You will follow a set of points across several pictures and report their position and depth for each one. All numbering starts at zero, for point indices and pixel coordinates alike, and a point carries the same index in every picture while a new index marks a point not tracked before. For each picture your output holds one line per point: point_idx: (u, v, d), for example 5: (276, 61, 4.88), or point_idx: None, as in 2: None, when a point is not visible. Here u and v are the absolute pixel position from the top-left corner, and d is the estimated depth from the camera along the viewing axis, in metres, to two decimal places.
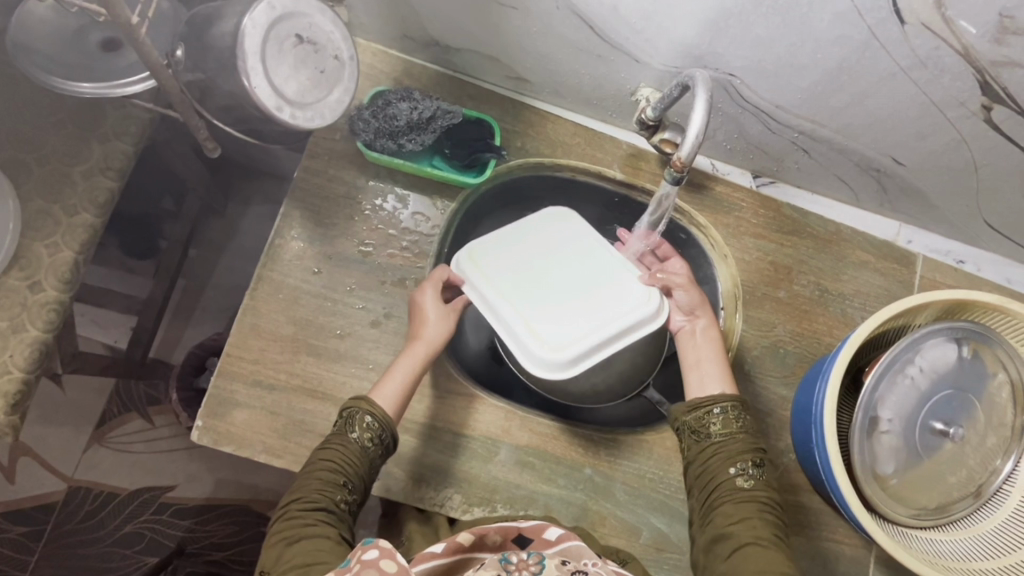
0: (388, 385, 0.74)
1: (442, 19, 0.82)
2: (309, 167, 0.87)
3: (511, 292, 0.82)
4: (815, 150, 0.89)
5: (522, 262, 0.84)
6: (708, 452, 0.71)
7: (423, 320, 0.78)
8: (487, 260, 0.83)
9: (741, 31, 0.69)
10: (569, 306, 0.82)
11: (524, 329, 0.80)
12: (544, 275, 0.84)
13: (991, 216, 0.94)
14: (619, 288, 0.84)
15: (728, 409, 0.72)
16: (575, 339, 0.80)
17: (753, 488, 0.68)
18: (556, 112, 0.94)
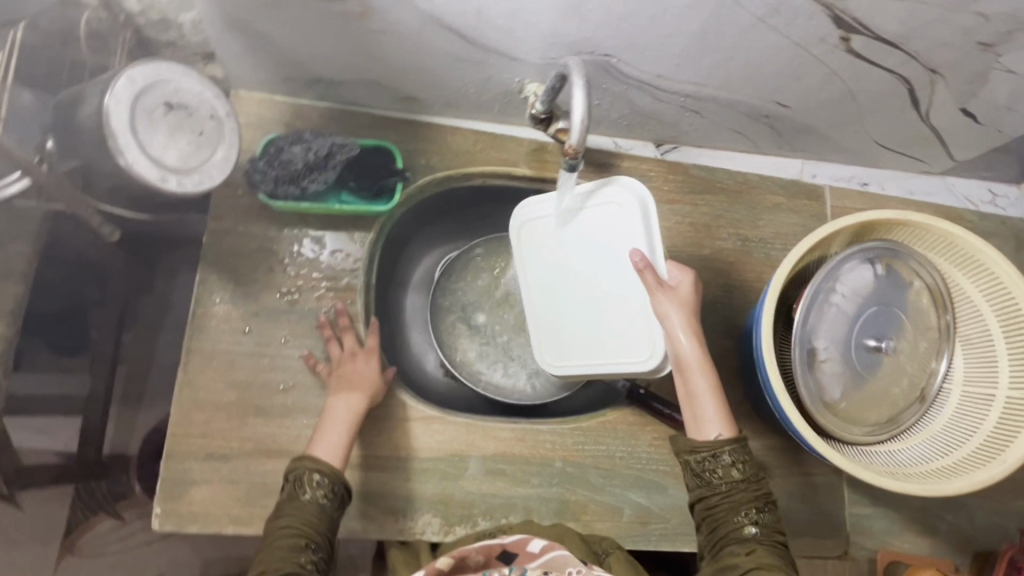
0: (325, 438, 0.74)
1: (316, 56, 0.82)
2: (216, 229, 0.85)
3: (542, 276, 0.88)
4: (705, 110, 0.92)
5: (569, 248, 0.86)
6: (713, 497, 0.70)
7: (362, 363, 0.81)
8: (538, 228, 0.87)
9: (603, 12, 0.71)
10: (588, 318, 0.85)
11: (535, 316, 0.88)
12: (579, 272, 0.85)
13: (880, 137, 0.99)
14: (635, 327, 0.82)
15: (731, 454, 0.69)
16: (568, 348, 0.86)
17: (761, 534, 0.68)
18: (453, 123, 0.95)
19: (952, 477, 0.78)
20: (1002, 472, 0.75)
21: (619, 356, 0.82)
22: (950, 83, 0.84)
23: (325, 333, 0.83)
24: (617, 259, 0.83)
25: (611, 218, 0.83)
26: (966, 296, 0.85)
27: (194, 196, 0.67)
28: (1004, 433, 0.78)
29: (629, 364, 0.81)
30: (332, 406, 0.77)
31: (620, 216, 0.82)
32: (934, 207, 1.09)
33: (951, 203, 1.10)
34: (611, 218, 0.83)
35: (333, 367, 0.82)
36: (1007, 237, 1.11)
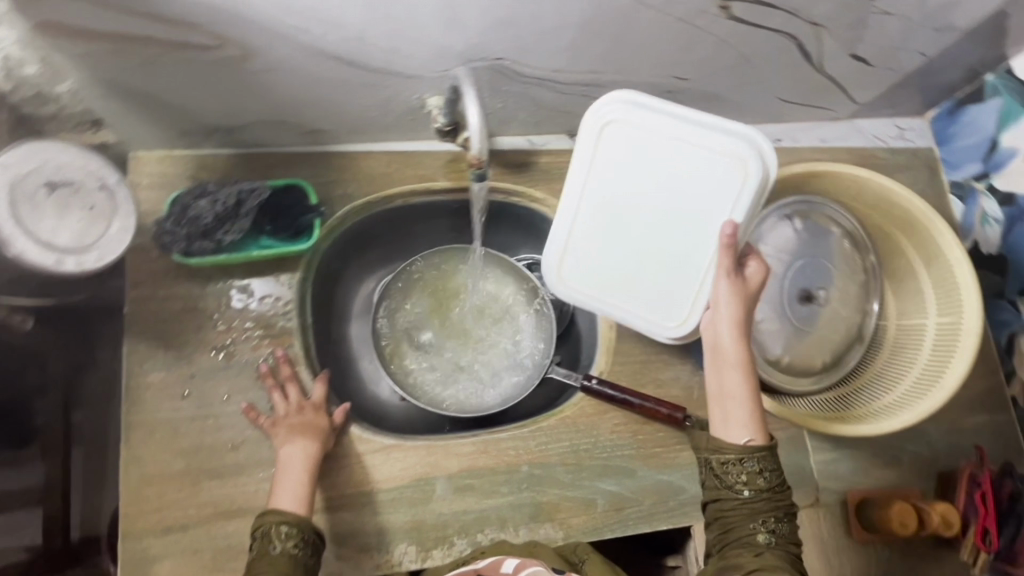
0: (287, 489, 0.72)
1: (207, 105, 0.80)
2: (137, 297, 0.83)
3: (602, 193, 0.79)
4: (609, 95, 0.93)
5: (649, 182, 0.78)
6: (729, 500, 0.65)
7: (314, 413, 0.80)
8: (619, 140, 0.77)
9: (483, 18, 0.71)
10: (637, 255, 0.80)
11: (575, 229, 0.81)
12: (648, 212, 0.79)
13: (782, 93, 1.01)
14: (677, 289, 0.80)
15: (757, 462, 0.65)
16: (594, 277, 0.82)
17: (776, 544, 0.63)
18: (362, 148, 0.93)
19: (897, 411, 0.80)
20: (941, 397, 0.77)
21: (641, 307, 0.81)
22: (834, 32, 0.87)
23: (268, 382, 0.82)
24: (699, 207, 0.77)
25: (717, 175, 0.75)
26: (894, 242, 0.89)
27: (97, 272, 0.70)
28: (939, 363, 0.81)
29: (653, 325, 0.81)
30: (287, 457, 0.75)
31: (726, 181, 0.75)
32: (848, 151, 1.12)
33: (862, 144, 1.13)
34: (716, 177, 0.75)
35: (276, 420, 0.79)
36: (920, 168, 1.14)
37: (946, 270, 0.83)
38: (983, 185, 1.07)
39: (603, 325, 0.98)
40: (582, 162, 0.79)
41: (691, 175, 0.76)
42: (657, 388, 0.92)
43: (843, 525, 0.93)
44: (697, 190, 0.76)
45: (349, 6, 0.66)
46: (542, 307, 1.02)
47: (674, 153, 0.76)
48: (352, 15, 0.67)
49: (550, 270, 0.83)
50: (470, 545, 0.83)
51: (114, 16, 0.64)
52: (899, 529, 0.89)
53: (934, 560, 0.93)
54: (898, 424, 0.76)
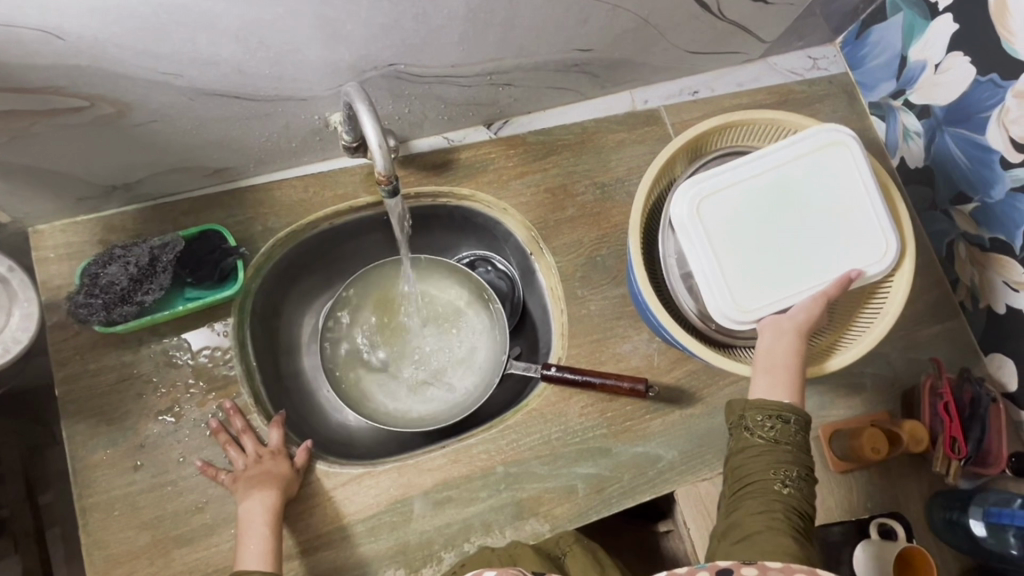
0: (250, 550, 0.71)
1: (97, 165, 0.76)
2: (66, 377, 0.80)
3: (781, 173, 0.80)
4: (514, 80, 0.90)
5: (819, 200, 0.79)
6: (753, 452, 0.67)
7: (274, 459, 0.79)
8: (828, 163, 0.80)
9: (364, 28, 0.69)
10: (766, 237, 0.78)
11: (743, 182, 0.80)
12: (796, 217, 0.79)
13: (690, 46, 0.99)
14: (771, 287, 0.76)
15: (791, 417, 0.67)
16: (716, 224, 0.78)
17: (790, 495, 0.64)
18: (274, 178, 0.90)
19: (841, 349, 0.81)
20: (881, 331, 0.78)
21: (732, 276, 0.77)
22: None
23: (221, 438, 0.79)
24: (842, 243, 0.78)
25: (870, 236, 0.78)
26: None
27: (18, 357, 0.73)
28: (876, 296, 0.82)
29: (728, 295, 0.76)
30: (247, 511, 0.74)
31: (867, 247, 0.78)
32: (766, 91, 1.11)
33: (779, 81, 1.12)
34: (865, 238, 0.78)
35: (237, 474, 0.77)
36: (839, 94, 1.14)
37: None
38: (900, 102, 1.07)
39: (554, 310, 0.98)
40: (786, 149, 0.80)
41: (854, 223, 0.79)
42: (617, 363, 0.92)
43: (820, 461, 0.95)
44: (846, 237, 0.78)
45: (217, 40, 0.63)
46: (493, 302, 1.00)
47: (852, 200, 0.79)
48: (224, 48, 0.64)
49: (698, 188, 0.79)
50: (458, 557, 0.82)
51: None
52: (871, 455, 0.89)
53: (912, 476, 0.96)
54: (843, 363, 0.77)
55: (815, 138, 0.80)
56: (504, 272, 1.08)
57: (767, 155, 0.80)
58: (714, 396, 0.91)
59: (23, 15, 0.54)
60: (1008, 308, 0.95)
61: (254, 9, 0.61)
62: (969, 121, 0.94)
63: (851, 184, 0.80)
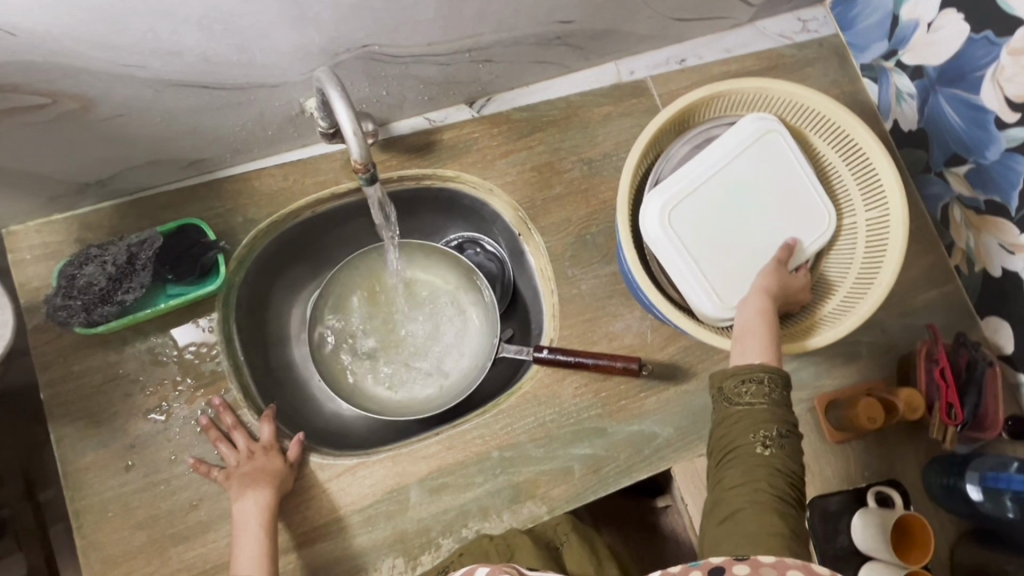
0: (244, 549, 0.71)
1: (66, 162, 0.74)
2: (51, 379, 0.78)
3: (736, 167, 0.81)
4: (494, 56, 0.87)
5: (772, 186, 0.82)
6: (732, 420, 0.65)
7: (266, 456, 0.78)
8: (774, 148, 0.82)
9: (332, 10, 0.66)
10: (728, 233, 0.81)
11: (704, 182, 0.80)
12: (754, 206, 0.81)
13: (675, 13, 0.96)
14: (747, 278, 0.79)
15: (767, 377, 0.65)
16: (685, 226, 0.79)
17: (773, 459, 0.62)
18: (252, 168, 0.87)
19: (828, 327, 0.79)
20: (870, 307, 0.76)
21: (710, 271, 0.79)
22: None
23: (211, 435, 0.78)
24: (792, 227, 0.81)
25: (818, 214, 0.82)
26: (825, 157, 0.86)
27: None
28: (868, 268, 0.80)
29: (707, 294, 0.78)
30: (241, 511, 0.74)
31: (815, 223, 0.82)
32: (755, 57, 1.08)
33: (768, 45, 1.09)
34: (810, 218, 0.82)
35: (229, 471, 0.77)
36: (830, 57, 1.11)
37: (869, 178, 0.81)
38: (892, 63, 1.04)
39: (544, 291, 0.97)
40: (738, 141, 0.81)
41: (803, 203, 0.82)
42: (610, 342, 0.91)
43: (817, 431, 0.94)
44: (796, 219, 0.81)
45: (179, 28, 0.60)
46: (482, 284, 0.98)
47: (798, 182, 0.82)
48: (187, 37, 0.62)
49: (667, 197, 0.79)
50: (457, 542, 0.82)
51: None
52: (866, 423, 0.89)
53: (908, 443, 0.95)
54: (826, 340, 0.75)
55: (759, 127, 0.82)
56: (493, 253, 1.06)
57: (721, 149, 0.81)
58: (709, 372, 0.91)
59: None
60: (1003, 271, 0.94)
61: None
62: (963, 80, 0.92)
63: (792, 168, 0.82)
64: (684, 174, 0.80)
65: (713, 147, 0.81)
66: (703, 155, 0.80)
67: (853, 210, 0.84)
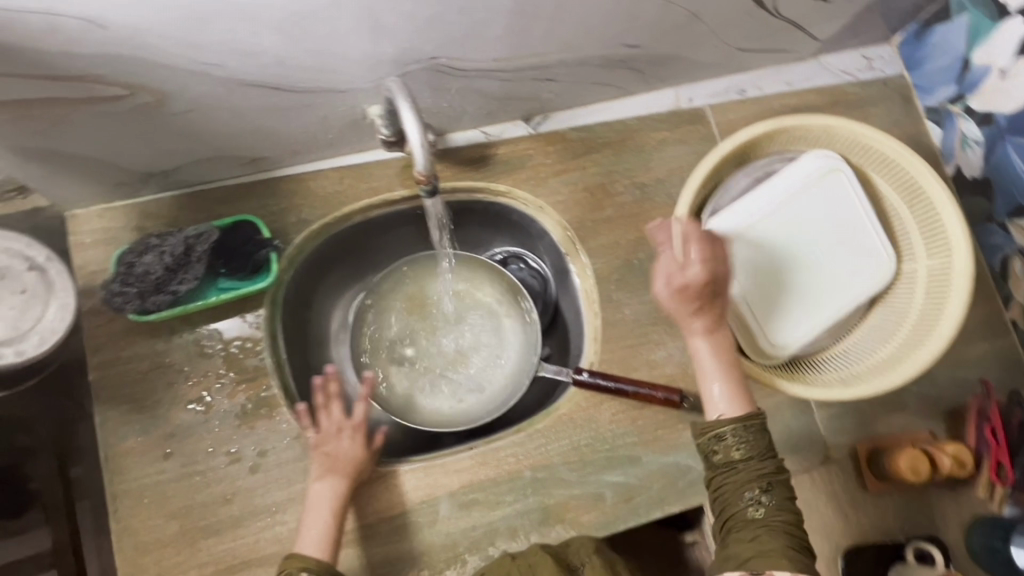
0: (310, 531, 0.72)
1: (134, 152, 0.75)
2: (100, 362, 0.80)
3: (792, 206, 0.80)
4: (557, 75, 0.87)
5: (826, 226, 0.80)
6: (719, 482, 0.66)
7: (350, 438, 0.78)
8: (830, 188, 0.80)
9: (407, 21, 0.66)
10: (780, 270, 0.80)
11: (759, 220, 0.79)
12: (807, 247, 0.80)
13: (741, 43, 0.95)
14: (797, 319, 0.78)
15: (733, 434, 0.65)
16: (737, 265, 0.79)
17: (767, 515, 0.63)
18: (310, 169, 0.88)
19: (879, 373, 0.77)
20: (926, 357, 0.74)
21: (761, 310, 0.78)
22: None
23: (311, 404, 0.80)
24: (846, 269, 0.80)
25: (871, 256, 0.80)
26: (886, 198, 0.84)
27: (46, 352, 0.71)
28: (926, 315, 0.78)
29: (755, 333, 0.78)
30: (315, 490, 0.75)
31: (869, 265, 0.80)
32: (816, 92, 1.07)
33: (831, 82, 1.08)
34: (866, 260, 0.80)
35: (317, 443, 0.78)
36: (893, 97, 1.09)
37: (934, 222, 0.79)
38: (959, 107, 1.02)
39: (587, 313, 0.96)
40: (794, 179, 0.80)
41: (857, 245, 0.80)
42: (651, 369, 0.90)
43: (856, 478, 0.92)
44: (850, 261, 0.80)
45: (259, 31, 0.61)
46: (524, 301, 0.98)
47: (853, 223, 0.80)
48: (265, 39, 0.63)
49: (721, 233, 0.78)
50: (482, 560, 0.81)
51: (13, 80, 0.59)
52: (910, 477, 0.86)
53: (951, 499, 0.92)
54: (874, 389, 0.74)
55: (817, 166, 0.80)
56: (537, 270, 1.06)
57: (777, 188, 0.80)
58: None
59: (66, 4, 0.52)
60: None
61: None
62: None
63: (851, 209, 0.80)
64: (736, 213, 0.79)
65: (768, 185, 0.80)
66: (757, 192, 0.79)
67: (914, 255, 0.81)
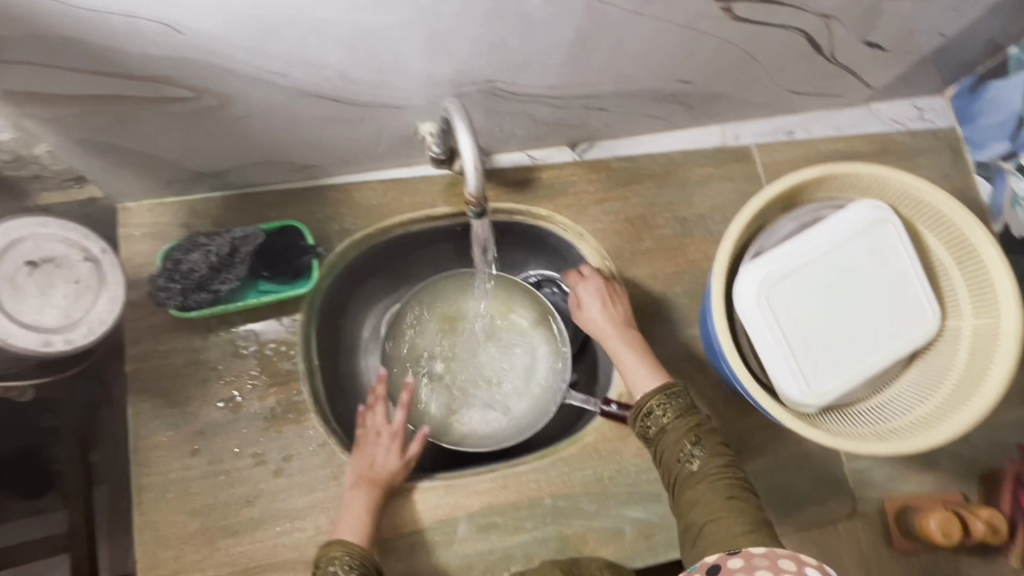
0: (347, 522, 0.74)
1: (191, 152, 0.77)
2: (138, 354, 0.81)
3: (838, 253, 0.79)
4: (609, 105, 0.88)
5: (871, 276, 0.79)
6: (662, 452, 0.73)
7: (389, 443, 0.81)
8: (878, 237, 0.79)
9: (470, 45, 0.67)
10: (823, 317, 0.78)
11: (805, 264, 0.78)
12: (851, 295, 0.79)
13: (794, 85, 0.95)
14: (836, 368, 0.77)
15: (657, 403, 0.75)
16: (779, 307, 0.77)
17: (703, 466, 0.70)
18: (357, 180, 0.90)
19: (917, 431, 0.75)
20: (969, 419, 0.72)
21: (800, 356, 0.77)
22: (846, 22, 0.81)
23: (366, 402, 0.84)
24: (889, 321, 0.78)
25: (915, 310, 0.79)
26: (934, 252, 0.82)
27: (90, 345, 0.66)
28: (970, 375, 0.76)
29: (794, 379, 0.76)
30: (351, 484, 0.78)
31: (912, 319, 0.79)
32: (864, 138, 1.06)
33: (880, 130, 1.07)
34: (908, 313, 0.79)
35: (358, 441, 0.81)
36: (943, 149, 1.08)
37: (982, 280, 0.77)
38: (1010, 165, 1.00)
39: None
40: (842, 226, 0.79)
41: (901, 297, 0.79)
42: None
43: (883, 535, 0.90)
44: (893, 313, 0.79)
45: (327, 46, 0.62)
46: (557, 326, 0.98)
47: (899, 275, 0.79)
48: (332, 53, 0.64)
49: (767, 273, 0.77)
50: None
51: (88, 77, 0.60)
52: (941, 540, 0.84)
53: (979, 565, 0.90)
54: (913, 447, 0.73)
55: (866, 214, 0.79)
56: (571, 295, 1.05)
57: (824, 233, 0.79)
58: None
59: (149, 8, 0.53)
60: None
61: (369, 18, 0.60)
62: None
63: (897, 260, 0.79)
64: (782, 254, 0.78)
65: (815, 230, 0.79)
66: (805, 236, 0.78)
67: (959, 312, 0.80)
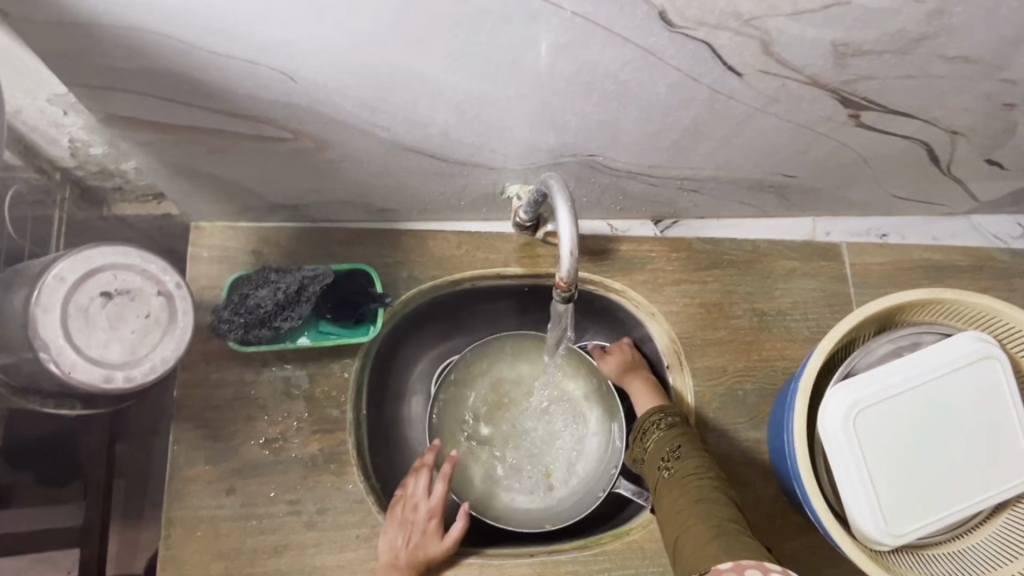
0: None
1: (274, 185, 0.75)
2: (188, 380, 0.79)
3: (936, 386, 0.73)
4: (703, 188, 0.84)
5: (968, 414, 0.73)
6: (648, 468, 0.75)
7: (427, 513, 0.78)
8: (981, 375, 0.73)
9: (579, 121, 0.64)
10: (911, 452, 0.72)
11: (898, 393, 0.72)
12: (942, 432, 0.73)
13: (898, 190, 0.90)
14: (916, 509, 0.71)
15: (648, 421, 0.79)
16: (865, 435, 0.72)
17: (679, 471, 0.70)
18: (432, 228, 0.87)
19: None
20: None
21: (880, 492, 0.71)
22: (973, 139, 0.76)
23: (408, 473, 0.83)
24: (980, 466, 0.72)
25: (1011, 458, 0.72)
26: None
27: (147, 383, 0.64)
28: None
29: (871, 515, 0.71)
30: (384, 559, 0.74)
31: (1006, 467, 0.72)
32: (962, 251, 1.00)
33: (979, 243, 1.01)
34: (1002, 462, 0.72)
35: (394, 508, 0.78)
36: None
37: None
38: None
39: None
40: (944, 358, 0.73)
41: (997, 442, 0.73)
42: None
43: None
44: (986, 459, 0.72)
45: (436, 108, 0.60)
46: (613, 404, 0.93)
47: (998, 418, 0.73)
48: (439, 115, 0.61)
49: (856, 397, 0.72)
50: None
51: (190, 111, 0.59)
52: None
53: None
54: None
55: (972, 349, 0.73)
56: None
57: (924, 362, 0.73)
58: None
59: (268, 57, 0.51)
60: None
61: (484, 87, 0.57)
62: None
63: (998, 403, 0.73)
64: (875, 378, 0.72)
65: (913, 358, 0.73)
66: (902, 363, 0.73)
67: None
